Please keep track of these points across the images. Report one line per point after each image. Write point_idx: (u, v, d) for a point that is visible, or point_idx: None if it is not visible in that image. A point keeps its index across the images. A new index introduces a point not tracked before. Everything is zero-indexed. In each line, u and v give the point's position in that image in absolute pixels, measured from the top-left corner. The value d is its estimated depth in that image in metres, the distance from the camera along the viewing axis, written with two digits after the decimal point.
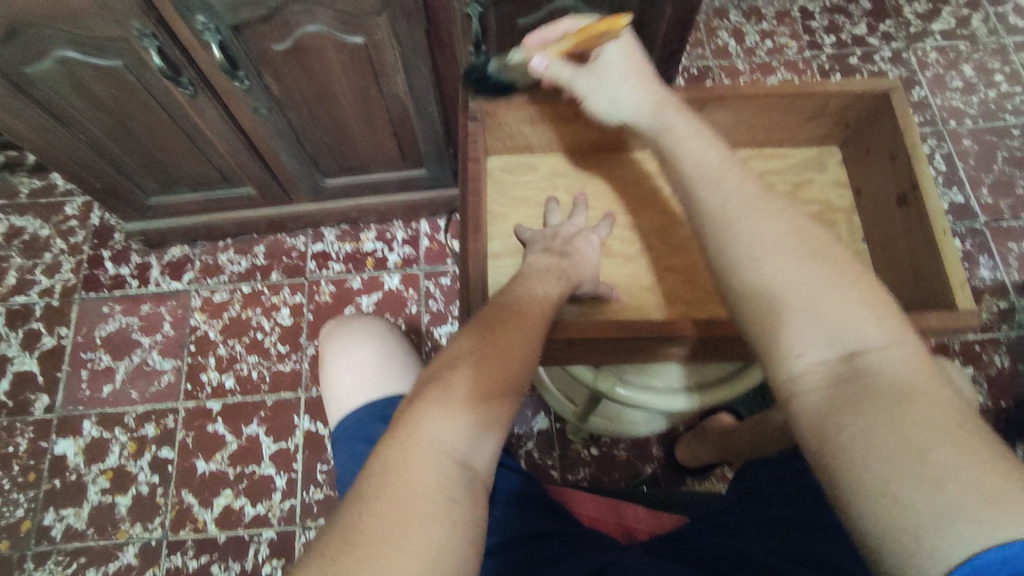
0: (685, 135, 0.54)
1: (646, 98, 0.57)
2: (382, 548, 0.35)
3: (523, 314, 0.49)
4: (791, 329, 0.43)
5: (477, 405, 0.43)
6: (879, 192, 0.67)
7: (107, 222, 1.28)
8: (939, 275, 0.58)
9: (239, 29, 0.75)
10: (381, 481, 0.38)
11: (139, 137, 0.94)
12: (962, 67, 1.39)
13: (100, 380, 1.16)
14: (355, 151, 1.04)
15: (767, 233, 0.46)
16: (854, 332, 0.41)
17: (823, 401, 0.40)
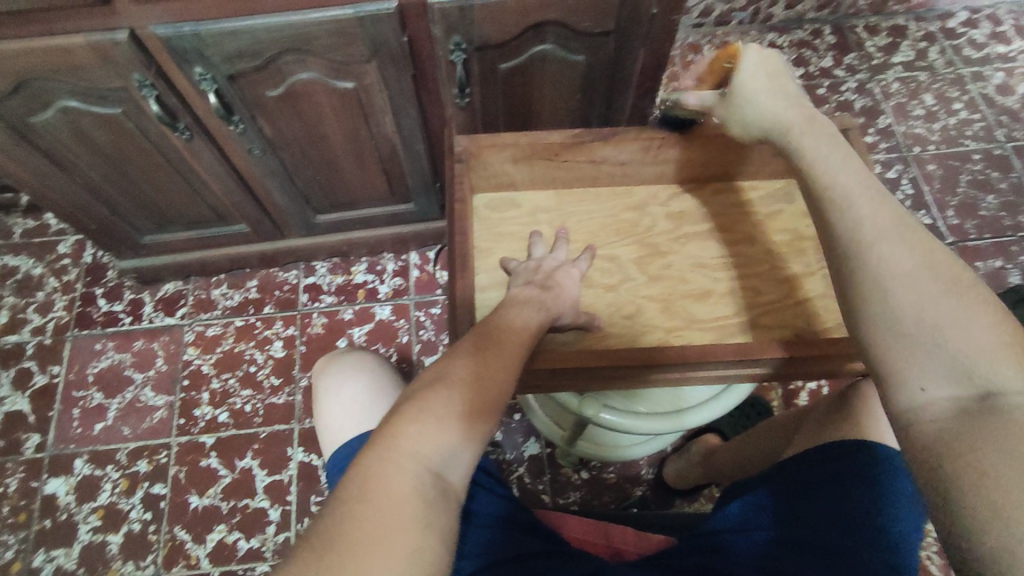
0: (823, 156, 0.53)
1: (784, 116, 0.57)
2: (363, 544, 0.42)
3: (500, 340, 0.54)
4: (917, 362, 0.44)
5: (452, 423, 0.49)
6: None
7: (101, 260, 1.30)
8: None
9: (234, 78, 0.79)
10: (367, 483, 0.45)
11: (136, 179, 0.97)
12: (923, 96, 1.46)
13: (92, 418, 1.17)
14: (346, 188, 1.07)
15: (900, 257, 0.46)
16: (988, 369, 0.42)
17: (944, 435, 0.42)
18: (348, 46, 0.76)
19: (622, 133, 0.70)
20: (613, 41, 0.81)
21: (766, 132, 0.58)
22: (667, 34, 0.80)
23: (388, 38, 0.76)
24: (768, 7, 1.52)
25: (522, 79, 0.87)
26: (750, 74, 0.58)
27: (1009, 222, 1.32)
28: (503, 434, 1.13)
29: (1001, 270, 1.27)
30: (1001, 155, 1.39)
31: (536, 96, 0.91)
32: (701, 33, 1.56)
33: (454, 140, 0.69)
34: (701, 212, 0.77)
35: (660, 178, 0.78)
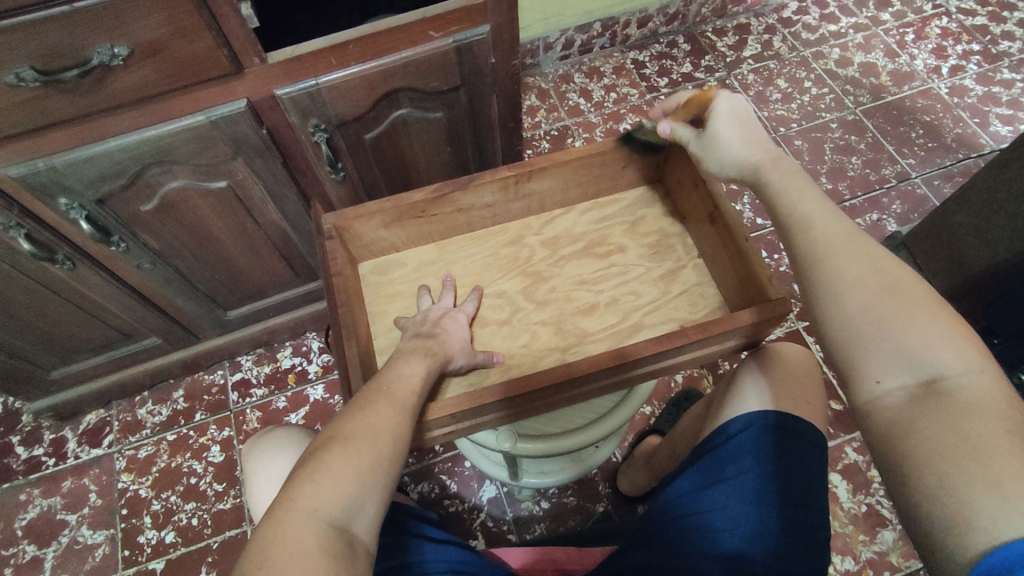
0: (785, 186, 0.60)
1: (749, 156, 0.63)
2: None
3: (389, 392, 0.55)
4: (876, 358, 0.51)
5: (348, 474, 0.48)
6: (695, 213, 0.78)
7: (12, 406, 1.25)
8: (755, 274, 0.68)
9: (103, 201, 0.80)
10: (266, 552, 0.43)
11: (27, 318, 0.95)
12: (777, 81, 1.60)
13: (27, 574, 1.10)
14: (250, 280, 1.08)
15: (852, 265, 0.54)
16: (936, 360, 0.49)
17: (902, 418, 0.49)
18: (209, 149, 0.79)
19: (477, 179, 0.75)
20: (463, 93, 0.87)
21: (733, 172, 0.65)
22: (510, 78, 0.87)
23: (247, 134, 0.79)
24: (622, 29, 1.64)
25: (389, 146, 0.92)
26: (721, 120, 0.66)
27: (875, 177, 1.44)
28: (459, 484, 1.13)
29: (878, 222, 1.38)
30: (855, 120, 1.53)
31: (409, 156, 0.96)
32: (569, 64, 1.67)
33: (323, 219, 0.73)
34: (574, 232, 0.83)
35: (531, 211, 0.83)
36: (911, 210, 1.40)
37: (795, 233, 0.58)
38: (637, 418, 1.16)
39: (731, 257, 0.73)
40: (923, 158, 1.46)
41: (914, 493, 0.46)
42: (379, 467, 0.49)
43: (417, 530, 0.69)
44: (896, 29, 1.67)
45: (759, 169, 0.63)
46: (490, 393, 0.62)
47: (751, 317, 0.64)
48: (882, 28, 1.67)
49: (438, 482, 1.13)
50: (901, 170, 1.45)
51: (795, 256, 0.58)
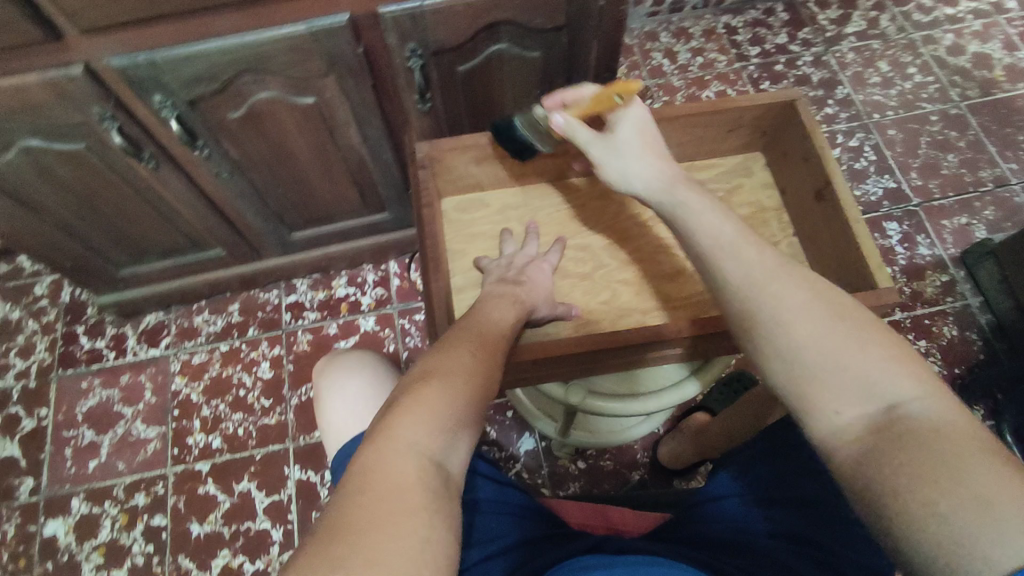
0: (700, 209, 0.57)
1: (660, 173, 0.61)
2: (369, 538, 0.38)
3: (470, 336, 0.55)
4: (830, 390, 0.47)
5: (445, 411, 0.47)
6: (799, 188, 0.78)
7: (79, 298, 1.29)
8: (861, 259, 0.68)
9: (195, 103, 0.79)
10: (365, 478, 0.42)
11: (105, 213, 0.96)
12: (878, 64, 1.50)
13: (84, 457, 1.16)
14: (319, 203, 1.08)
15: (792, 292, 0.50)
16: (887, 385, 0.46)
17: (870, 448, 0.44)
18: (304, 63, 0.77)
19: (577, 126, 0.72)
20: (566, 34, 0.83)
21: (640, 187, 0.62)
22: (616, 23, 0.82)
23: (344, 51, 0.76)
24: None
25: (480, 82, 0.89)
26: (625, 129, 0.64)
27: (970, 178, 1.36)
28: (498, 432, 1.14)
29: (966, 226, 1.31)
30: (958, 115, 1.43)
31: (497, 94, 0.93)
32: (657, 21, 1.58)
33: (415, 147, 0.72)
34: None
35: None
36: (1004, 218, 1.32)
37: (728, 265, 0.53)
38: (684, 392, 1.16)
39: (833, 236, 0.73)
40: None
41: (899, 521, 0.41)
42: (467, 403, 0.48)
43: (473, 468, 0.69)
44: (1020, 20, 1.54)
45: (670, 189, 0.60)
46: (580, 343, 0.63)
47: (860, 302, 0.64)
48: (1003, 17, 1.54)
49: (478, 428, 1.14)
50: (999, 174, 1.36)
51: (720, 290, 0.54)
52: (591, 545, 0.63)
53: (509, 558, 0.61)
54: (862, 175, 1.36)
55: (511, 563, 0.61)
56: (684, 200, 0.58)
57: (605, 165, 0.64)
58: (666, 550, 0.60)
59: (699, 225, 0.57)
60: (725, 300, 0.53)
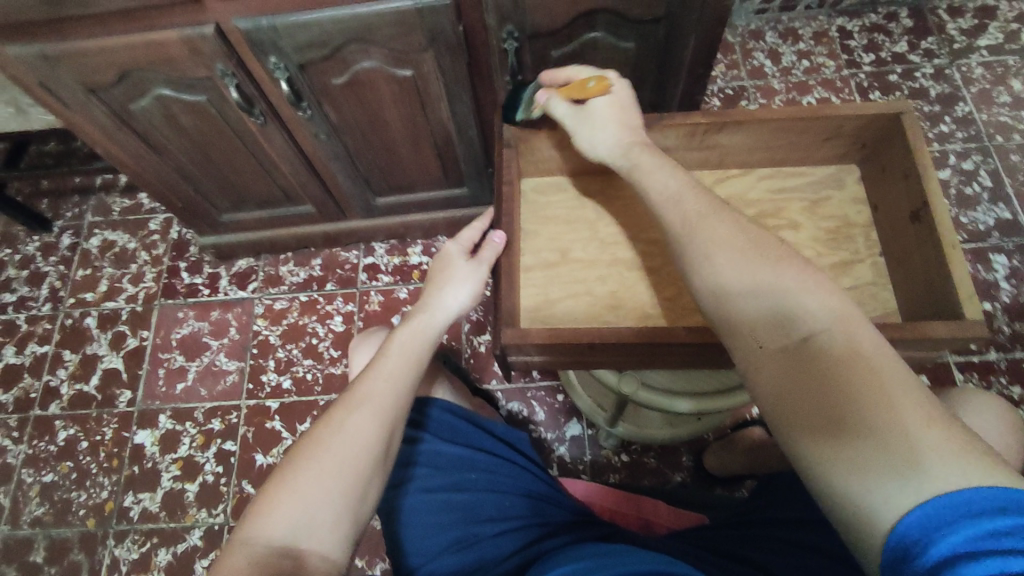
0: (651, 168, 0.62)
1: (619, 144, 0.65)
2: (280, 497, 0.54)
3: (422, 334, 0.67)
4: (756, 328, 0.50)
5: (365, 403, 0.60)
6: (895, 207, 0.74)
7: (185, 236, 1.42)
8: (950, 285, 0.64)
9: (304, 67, 0.85)
10: (292, 455, 0.57)
11: (215, 160, 1.06)
12: (1011, 82, 1.37)
13: (174, 379, 1.29)
14: (404, 172, 1.13)
15: (717, 230, 0.54)
16: (804, 321, 0.48)
17: (781, 381, 0.47)
18: (407, 37, 0.81)
19: (666, 119, 0.73)
20: (664, 27, 0.82)
21: (605, 153, 0.66)
22: (718, 20, 0.78)
23: (445, 28, 0.79)
24: None
25: None
26: (599, 104, 0.67)
27: None
28: (546, 414, 1.16)
29: None
30: None
31: None
32: (765, 19, 1.52)
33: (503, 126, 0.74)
34: (747, 197, 0.81)
35: (706, 163, 0.81)
36: None
37: (668, 209, 0.58)
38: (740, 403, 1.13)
39: (925, 260, 0.69)
40: None
41: (812, 454, 0.44)
42: (386, 413, 0.60)
43: (495, 450, 0.77)
44: None
45: (627, 155, 0.65)
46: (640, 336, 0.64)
47: (939, 329, 0.61)
48: None
49: (527, 406, 1.17)
50: None
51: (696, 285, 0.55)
52: (606, 534, 0.68)
53: (523, 536, 0.67)
54: (973, 202, 1.26)
55: (524, 541, 0.67)
56: (638, 163, 0.63)
57: (575, 134, 0.68)
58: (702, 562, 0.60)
59: (648, 183, 0.62)
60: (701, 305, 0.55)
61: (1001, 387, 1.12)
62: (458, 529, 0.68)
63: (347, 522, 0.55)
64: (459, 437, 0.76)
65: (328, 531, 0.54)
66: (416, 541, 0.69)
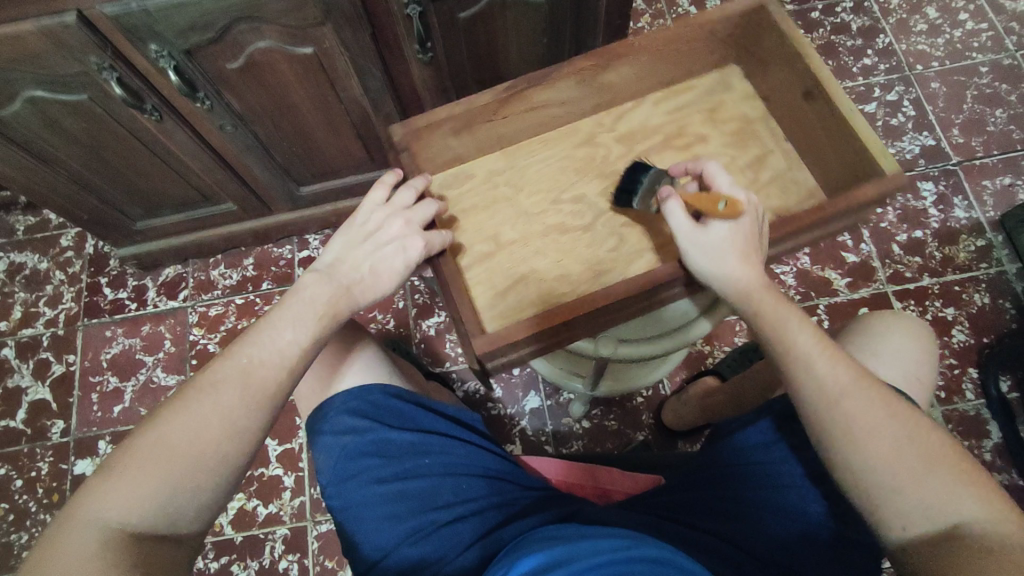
0: (768, 307, 0.59)
1: (740, 276, 0.60)
2: (117, 480, 0.49)
3: (307, 306, 0.59)
4: (894, 505, 0.51)
5: (230, 382, 0.54)
6: (785, 93, 0.75)
7: (102, 250, 1.33)
8: (862, 149, 0.67)
9: (192, 52, 0.78)
10: (142, 431, 0.52)
11: (114, 165, 0.97)
12: (926, 10, 1.38)
13: (110, 402, 1.21)
14: (325, 157, 1.08)
15: (774, 306, 0.59)
16: (944, 503, 0.50)
17: (926, 556, 0.49)
18: (299, 11, 0.74)
19: (552, 75, 0.72)
20: None
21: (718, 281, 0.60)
22: None
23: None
24: None
25: (482, 29, 0.86)
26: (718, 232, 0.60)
27: (1018, 136, 1.26)
28: (503, 390, 1.15)
29: (1009, 188, 1.23)
30: (1010, 66, 1.32)
31: (502, 42, 0.89)
32: None
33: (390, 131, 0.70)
34: (672, 147, 0.80)
35: (600, 107, 0.80)
36: None
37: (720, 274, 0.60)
38: (693, 354, 1.14)
39: (827, 133, 0.71)
40: None
41: None
42: (248, 396, 0.54)
43: (449, 431, 0.74)
44: None
45: (746, 295, 0.60)
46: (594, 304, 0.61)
47: (870, 193, 0.63)
48: None
49: (484, 384, 1.15)
50: None
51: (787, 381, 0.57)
52: (563, 515, 0.64)
53: (482, 520, 0.65)
54: (898, 132, 1.28)
55: (484, 525, 0.65)
56: (755, 302, 0.60)
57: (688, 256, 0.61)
58: (670, 536, 0.58)
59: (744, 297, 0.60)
60: (821, 435, 0.54)
61: (937, 310, 1.16)
62: (413, 518, 0.65)
63: (213, 486, 0.52)
64: (407, 422, 0.73)
65: (193, 495, 0.51)
66: (370, 537, 0.66)
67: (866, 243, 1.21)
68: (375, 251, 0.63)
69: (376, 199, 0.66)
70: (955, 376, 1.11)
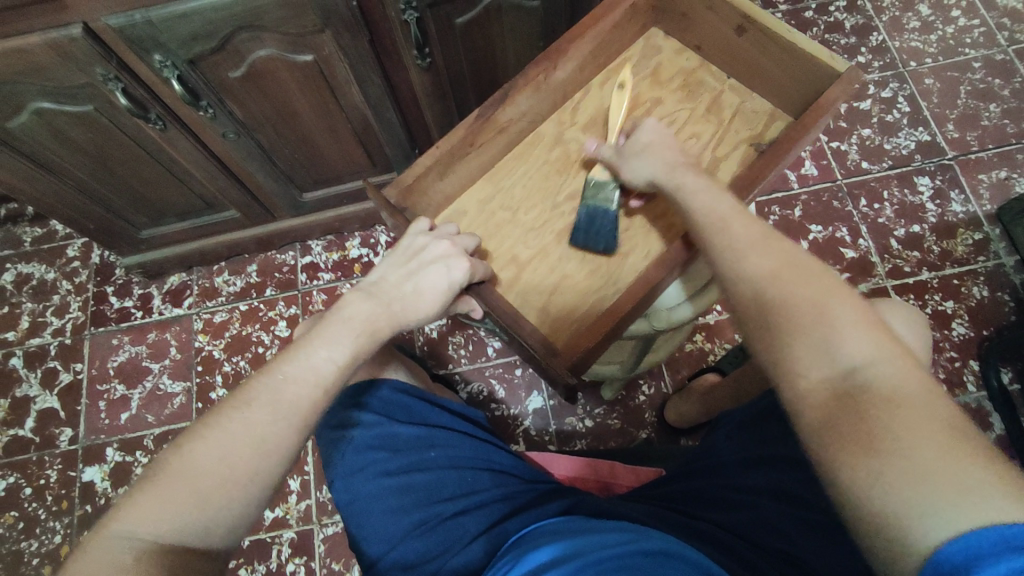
0: (727, 210, 0.59)
1: (701, 184, 0.63)
2: (145, 499, 0.47)
3: (346, 324, 0.58)
4: (803, 356, 0.47)
5: (266, 401, 0.51)
6: (717, 36, 0.80)
7: (108, 259, 1.35)
8: (809, 57, 0.72)
9: (195, 62, 0.79)
10: (174, 449, 0.49)
11: (119, 174, 0.99)
12: (919, 7, 1.39)
13: (117, 409, 1.22)
14: (327, 164, 1.09)
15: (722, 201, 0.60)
16: (852, 356, 0.45)
17: (825, 410, 0.44)
18: (299, 19, 0.76)
19: (513, 90, 0.75)
20: None
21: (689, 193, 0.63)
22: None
23: (338, 5, 0.75)
24: None
25: (478, 34, 0.87)
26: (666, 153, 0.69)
27: (1013, 130, 1.27)
28: (506, 391, 1.16)
29: (1005, 181, 1.24)
30: (1003, 61, 1.33)
31: (498, 46, 0.91)
32: None
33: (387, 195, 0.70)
34: None
35: (558, 105, 0.84)
36: None
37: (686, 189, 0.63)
38: (694, 351, 1.15)
39: (773, 58, 0.77)
40: None
41: (847, 475, 0.40)
42: (282, 413, 0.51)
43: (454, 427, 0.75)
44: None
45: (714, 194, 0.61)
46: (611, 317, 0.65)
47: (837, 93, 0.70)
48: None
49: (487, 385, 1.16)
50: None
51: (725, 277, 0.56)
52: (566, 508, 0.64)
53: (486, 513, 0.65)
54: (894, 128, 1.29)
55: (488, 517, 0.65)
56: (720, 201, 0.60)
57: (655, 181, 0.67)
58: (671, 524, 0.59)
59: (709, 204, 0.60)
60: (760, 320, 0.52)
61: (937, 304, 1.16)
62: (419, 510, 0.66)
63: (243, 506, 0.49)
64: (413, 417, 0.74)
65: (220, 526, 0.48)
66: (377, 530, 0.66)
67: (864, 238, 1.22)
68: (414, 273, 0.62)
69: (420, 227, 0.67)
70: (956, 369, 1.12)
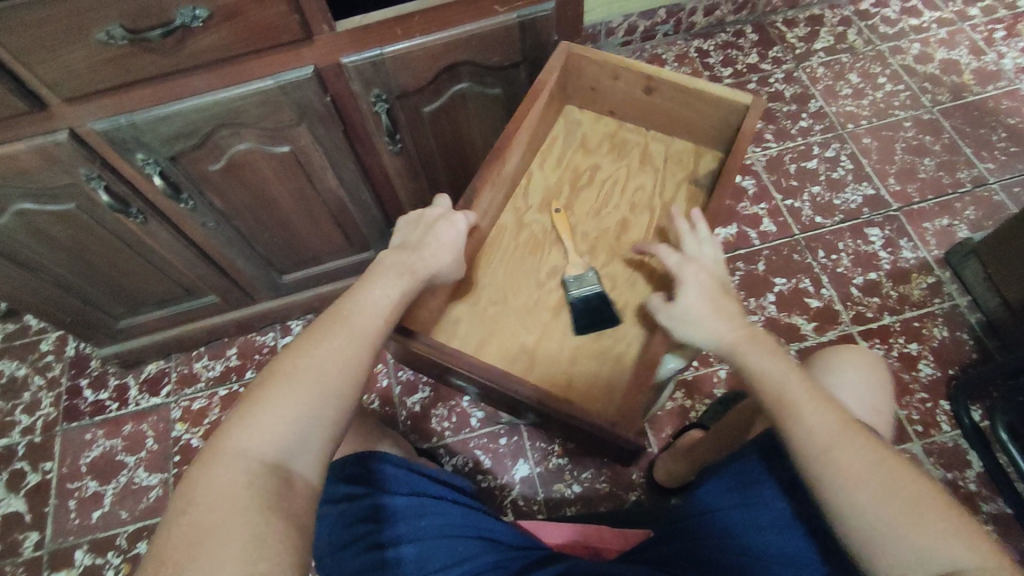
0: (747, 345, 0.65)
1: (723, 334, 0.66)
2: (197, 514, 0.48)
3: (346, 337, 0.60)
4: (863, 517, 0.51)
5: (286, 405, 0.55)
6: (629, 97, 0.90)
7: (83, 351, 1.33)
8: (716, 97, 0.82)
9: (176, 158, 0.83)
10: (199, 477, 0.51)
11: (98, 267, 1.01)
12: (849, 76, 1.53)
13: (88, 508, 1.18)
14: (305, 246, 1.12)
15: (727, 328, 0.66)
16: (909, 515, 0.50)
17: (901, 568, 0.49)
18: (275, 115, 0.81)
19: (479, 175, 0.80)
20: (524, 70, 0.87)
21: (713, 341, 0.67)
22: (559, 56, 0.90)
23: (312, 100, 0.81)
24: (688, 16, 1.58)
25: (446, 120, 0.94)
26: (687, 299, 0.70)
27: (948, 180, 1.37)
28: (493, 461, 1.14)
29: (949, 227, 1.32)
30: (931, 119, 1.45)
31: (465, 129, 0.98)
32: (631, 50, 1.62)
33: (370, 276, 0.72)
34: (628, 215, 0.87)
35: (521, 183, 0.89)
36: (986, 216, 1.33)
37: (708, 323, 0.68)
38: (675, 410, 1.16)
39: (682, 106, 0.86)
40: (1002, 163, 1.38)
41: None
42: (307, 409, 0.55)
43: (443, 495, 0.75)
44: (984, 25, 1.57)
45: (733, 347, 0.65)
46: None
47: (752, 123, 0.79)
48: (968, 23, 1.58)
49: (472, 457, 1.15)
50: (978, 174, 1.37)
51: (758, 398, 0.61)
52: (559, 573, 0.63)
53: None
54: (841, 184, 1.38)
55: None
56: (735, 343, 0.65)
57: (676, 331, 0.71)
58: None
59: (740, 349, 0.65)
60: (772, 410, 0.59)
61: (902, 347, 1.21)
62: None
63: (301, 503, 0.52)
64: (404, 487, 0.74)
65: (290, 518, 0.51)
66: None
67: (826, 288, 1.27)
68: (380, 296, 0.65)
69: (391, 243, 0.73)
70: (929, 410, 1.15)
